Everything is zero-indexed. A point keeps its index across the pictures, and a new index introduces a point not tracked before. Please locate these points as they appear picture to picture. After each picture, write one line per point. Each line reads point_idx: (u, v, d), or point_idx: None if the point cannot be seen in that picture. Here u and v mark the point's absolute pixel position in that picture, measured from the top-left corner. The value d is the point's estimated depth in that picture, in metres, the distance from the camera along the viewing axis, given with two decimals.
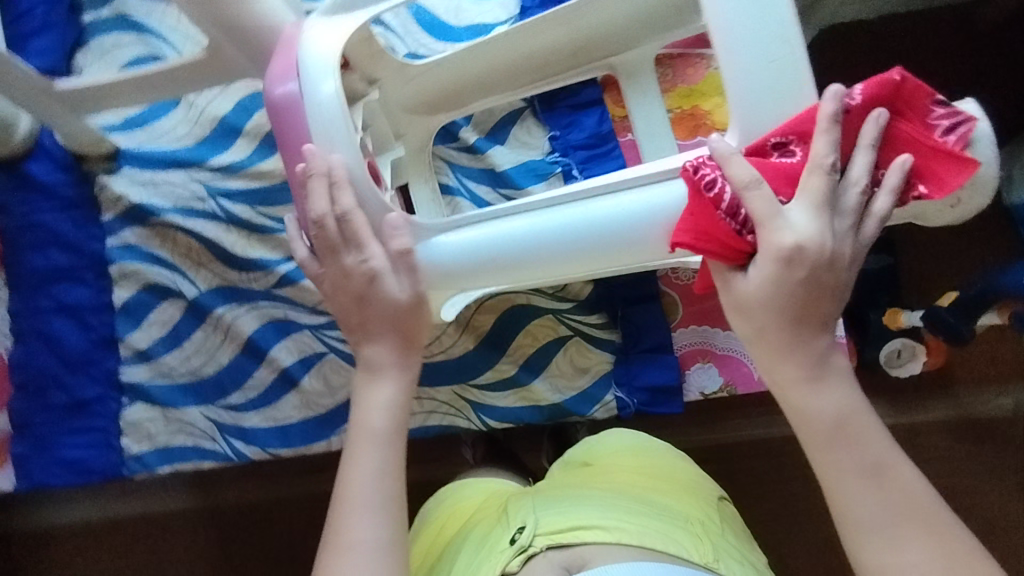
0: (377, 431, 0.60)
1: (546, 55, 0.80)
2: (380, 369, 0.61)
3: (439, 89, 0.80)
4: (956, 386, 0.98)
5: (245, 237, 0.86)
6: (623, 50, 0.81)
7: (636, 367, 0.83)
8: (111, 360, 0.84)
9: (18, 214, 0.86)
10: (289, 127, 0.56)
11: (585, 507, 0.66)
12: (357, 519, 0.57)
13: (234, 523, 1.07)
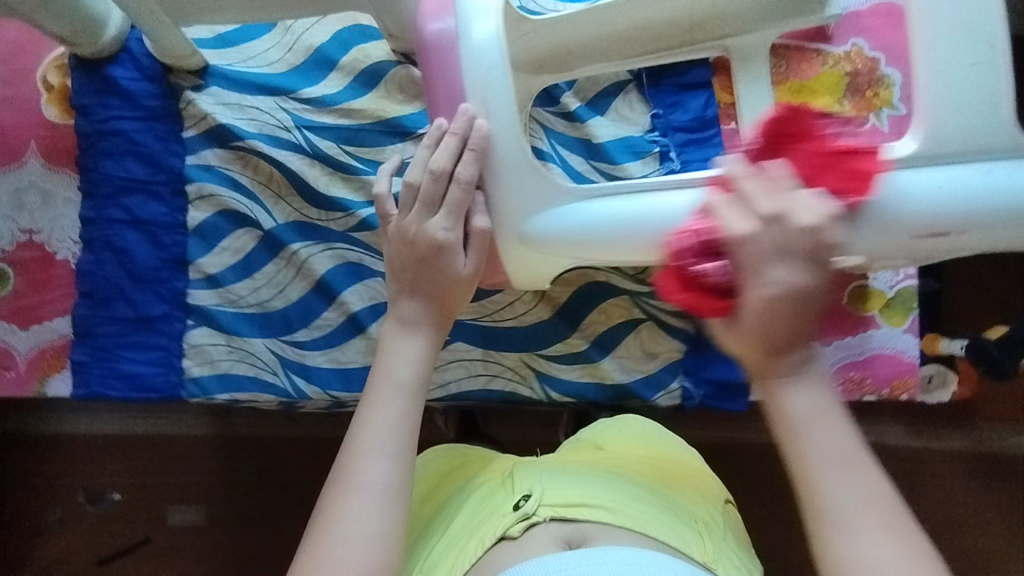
0: (404, 382, 0.60)
1: (662, 28, 0.77)
2: (409, 319, 0.61)
3: (552, 48, 0.75)
4: (977, 418, 0.98)
5: (328, 174, 0.83)
6: (740, 33, 0.78)
7: (705, 359, 0.82)
8: (179, 281, 0.83)
9: (97, 118, 0.83)
10: (437, 66, 0.57)
11: (594, 484, 0.66)
12: (370, 462, 0.56)
13: (244, 453, 1.09)
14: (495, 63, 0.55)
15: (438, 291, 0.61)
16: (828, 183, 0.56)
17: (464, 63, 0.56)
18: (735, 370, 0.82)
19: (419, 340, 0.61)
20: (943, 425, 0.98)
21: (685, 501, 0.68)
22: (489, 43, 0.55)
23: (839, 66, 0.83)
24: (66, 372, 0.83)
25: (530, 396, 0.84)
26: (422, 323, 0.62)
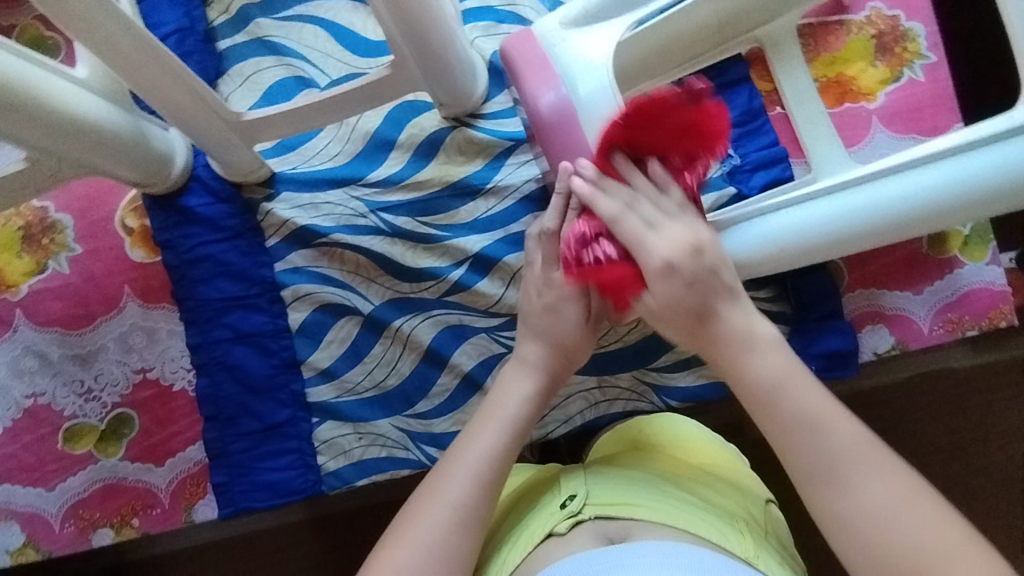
0: (512, 418, 0.66)
1: (696, 37, 0.81)
2: (524, 366, 0.68)
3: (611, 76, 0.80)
4: None
5: (411, 247, 0.87)
6: (769, 22, 0.82)
7: (810, 334, 0.85)
8: (296, 382, 0.86)
9: (182, 248, 0.86)
10: (556, 130, 0.63)
11: (633, 484, 0.66)
12: (458, 479, 0.62)
13: (340, 532, 1.09)
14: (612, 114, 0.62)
15: (560, 336, 0.67)
16: (952, 161, 0.60)
17: (585, 123, 0.62)
18: (841, 338, 0.85)
19: (530, 381, 0.68)
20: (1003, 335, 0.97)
21: (725, 502, 0.67)
22: (601, 98, 0.62)
23: (864, 32, 0.87)
24: (208, 496, 0.86)
25: (652, 410, 0.86)
26: (535, 369, 0.68)
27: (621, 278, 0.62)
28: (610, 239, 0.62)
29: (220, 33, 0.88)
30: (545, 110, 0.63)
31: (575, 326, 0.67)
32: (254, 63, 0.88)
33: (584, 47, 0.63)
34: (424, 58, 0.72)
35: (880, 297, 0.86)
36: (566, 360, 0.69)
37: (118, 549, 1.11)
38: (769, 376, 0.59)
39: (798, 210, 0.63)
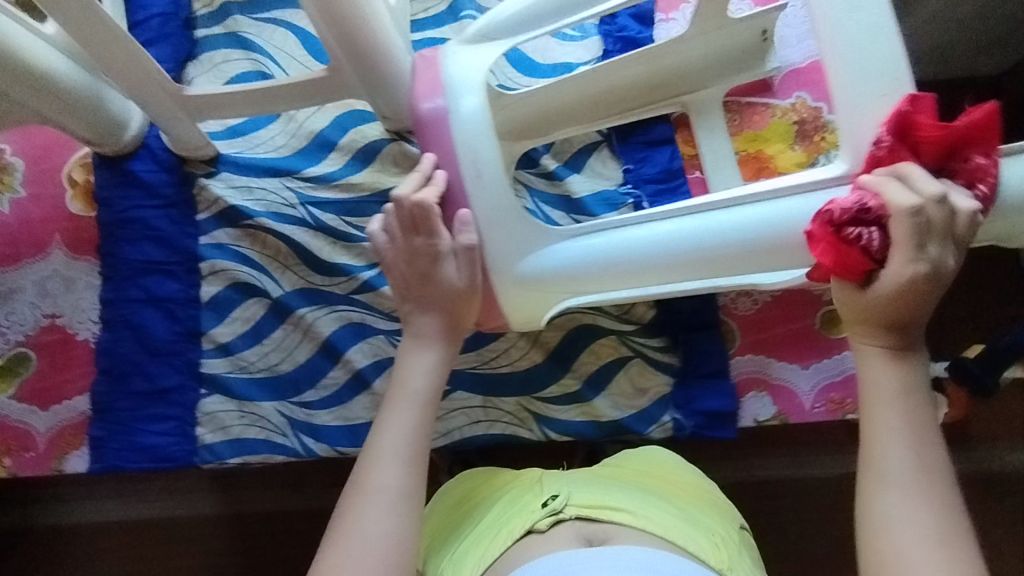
0: (417, 394, 0.66)
1: (625, 91, 0.87)
2: (428, 337, 0.68)
3: (528, 117, 0.86)
4: (971, 440, 1.10)
5: (330, 243, 0.90)
6: (696, 89, 0.88)
7: (694, 391, 0.87)
8: (193, 351, 0.88)
9: (118, 207, 0.91)
10: (432, 136, 0.65)
11: (613, 490, 0.71)
12: (386, 464, 0.61)
13: (255, 530, 1.10)
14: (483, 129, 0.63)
15: (443, 303, 0.67)
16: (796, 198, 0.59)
17: (455, 136, 0.63)
18: (722, 399, 0.87)
19: (432, 353, 0.67)
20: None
21: (704, 516, 0.72)
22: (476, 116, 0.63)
23: (787, 117, 0.92)
24: (83, 449, 0.87)
25: (531, 438, 0.88)
26: (438, 339, 0.68)
27: (853, 264, 0.55)
28: (885, 225, 0.53)
29: (200, 22, 0.96)
30: (424, 114, 0.64)
31: (448, 291, 0.67)
32: (224, 54, 0.95)
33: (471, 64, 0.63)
34: (359, 68, 0.77)
35: (768, 365, 0.88)
36: (456, 333, 0.69)
37: (26, 503, 1.11)
38: (896, 389, 0.56)
39: (595, 238, 0.66)
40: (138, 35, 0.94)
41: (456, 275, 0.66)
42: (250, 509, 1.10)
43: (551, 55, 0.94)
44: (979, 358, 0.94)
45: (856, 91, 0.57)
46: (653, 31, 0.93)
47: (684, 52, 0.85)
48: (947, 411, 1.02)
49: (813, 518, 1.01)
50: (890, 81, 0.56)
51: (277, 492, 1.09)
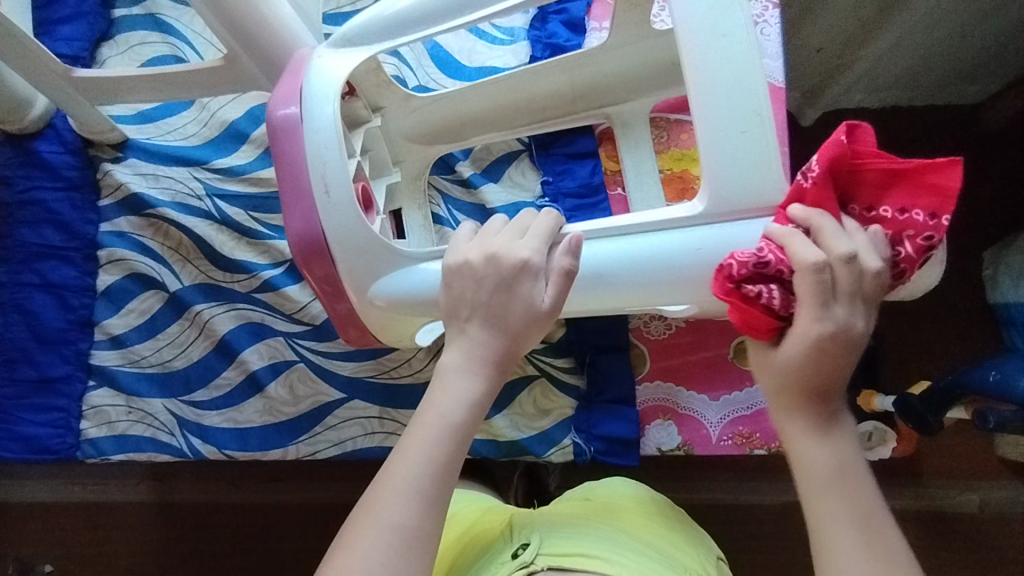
0: (454, 425, 0.55)
1: (544, 100, 0.84)
2: (466, 360, 0.57)
3: (441, 122, 0.84)
4: (924, 476, 1.03)
5: (234, 238, 0.87)
6: (619, 101, 0.84)
7: (598, 415, 0.84)
8: (84, 342, 0.86)
9: (19, 188, 0.88)
10: (285, 146, 0.61)
11: (585, 534, 0.62)
12: (393, 499, 0.52)
13: (184, 521, 1.07)
14: (335, 139, 0.59)
15: (512, 327, 0.56)
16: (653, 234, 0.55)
17: (307, 144, 0.59)
18: (625, 426, 0.83)
19: (474, 383, 0.56)
20: (893, 483, 1.03)
21: (676, 552, 0.64)
22: (330, 125, 0.59)
23: None
24: None
25: None
26: (477, 366, 0.56)
27: (760, 327, 0.50)
28: (784, 282, 0.48)
29: (120, 2, 0.93)
30: (276, 120, 0.60)
31: (527, 310, 0.55)
32: (140, 36, 0.92)
33: (330, 72, 0.61)
34: (255, 55, 0.72)
35: (676, 394, 0.85)
36: (512, 362, 0.58)
37: None
38: (833, 464, 0.50)
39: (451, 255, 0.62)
40: (51, 10, 0.91)
41: (539, 295, 0.55)
42: (179, 500, 1.07)
43: (478, 59, 0.91)
44: (923, 396, 0.91)
45: (720, 99, 0.52)
46: (585, 38, 0.87)
47: (608, 63, 0.81)
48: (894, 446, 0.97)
49: (750, 548, 0.97)
50: (753, 118, 0.52)
51: (206, 485, 1.07)
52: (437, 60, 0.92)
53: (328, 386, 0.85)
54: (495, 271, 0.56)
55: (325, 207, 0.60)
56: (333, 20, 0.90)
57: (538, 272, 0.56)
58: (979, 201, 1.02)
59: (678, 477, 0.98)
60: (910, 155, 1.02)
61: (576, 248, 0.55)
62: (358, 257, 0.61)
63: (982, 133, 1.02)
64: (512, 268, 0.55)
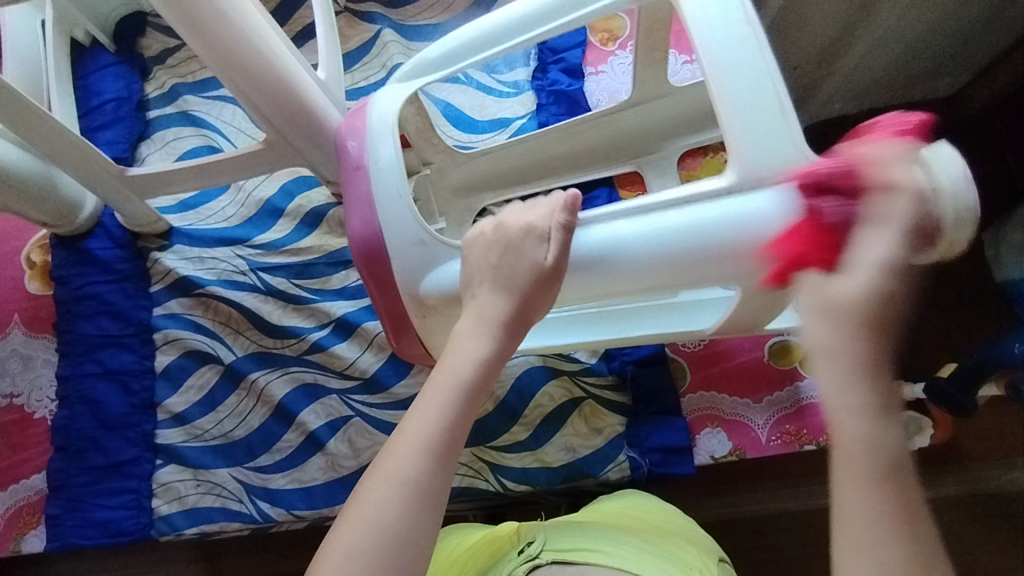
0: (466, 384, 0.51)
1: (586, 152, 0.92)
2: (476, 323, 0.55)
3: (485, 175, 0.91)
4: (966, 457, 1.04)
5: (281, 306, 0.92)
6: (647, 152, 0.93)
7: (647, 430, 0.87)
8: (148, 423, 0.89)
9: (74, 285, 0.94)
10: (354, 180, 0.68)
11: (591, 532, 0.65)
12: (406, 452, 0.47)
13: None
14: (397, 170, 0.66)
15: (520, 286, 0.55)
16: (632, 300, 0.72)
17: (376, 186, 0.66)
18: (676, 435, 0.87)
19: (484, 342, 0.53)
20: (940, 467, 1.04)
21: (679, 550, 0.65)
22: (392, 161, 0.66)
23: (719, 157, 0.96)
24: (40, 528, 0.87)
25: (487, 489, 0.88)
26: (487, 328, 0.54)
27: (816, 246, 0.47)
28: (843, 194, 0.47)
29: (153, 104, 1.02)
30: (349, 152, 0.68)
31: (531, 269, 0.55)
32: (176, 131, 1.00)
33: (386, 106, 0.68)
34: (297, 135, 0.79)
35: (719, 400, 0.88)
36: (522, 322, 0.55)
37: None
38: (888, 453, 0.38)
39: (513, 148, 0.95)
40: (92, 118, 0.99)
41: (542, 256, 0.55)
42: None
43: (489, 112, 0.99)
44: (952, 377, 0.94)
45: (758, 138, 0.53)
46: (584, 82, 0.98)
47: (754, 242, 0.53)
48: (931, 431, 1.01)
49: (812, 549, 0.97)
50: None
51: (266, 556, 1.00)
52: (451, 118, 1.00)
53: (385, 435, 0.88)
54: (501, 239, 0.57)
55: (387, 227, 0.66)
56: (353, 95, 1.00)
57: (543, 235, 0.55)
58: None
59: (732, 485, 0.98)
60: None
61: (573, 206, 0.54)
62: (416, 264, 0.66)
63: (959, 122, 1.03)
64: (521, 235, 0.56)
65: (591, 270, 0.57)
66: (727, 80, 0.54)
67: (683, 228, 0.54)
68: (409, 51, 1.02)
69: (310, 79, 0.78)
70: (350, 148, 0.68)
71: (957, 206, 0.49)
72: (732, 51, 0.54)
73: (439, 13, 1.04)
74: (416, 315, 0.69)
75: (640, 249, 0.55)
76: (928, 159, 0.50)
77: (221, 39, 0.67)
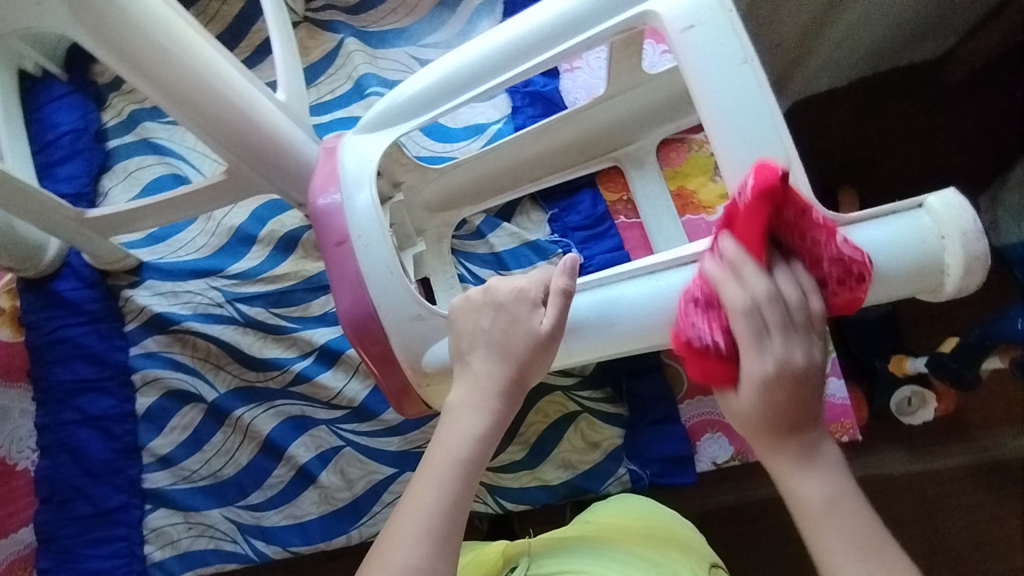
0: (462, 465, 0.52)
1: (559, 152, 0.89)
2: (471, 396, 0.55)
3: (457, 189, 0.88)
4: (970, 429, 1.02)
5: (261, 338, 0.89)
6: (624, 143, 0.90)
7: (646, 440, 0.85)
8: (134, 467, 0.87)
9: (45, 329, 0.90)
10: (329, 232, 0.64)
11: (574, 552, 0.61)
12: (405, 540, 0.49)
13: None
14: (376, 226, 0.63)
15: (516, 362, 0.55)
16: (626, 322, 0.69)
17: (356, 243, 0.63)
18: (677, 443, 0.84)
19: (482, 418, 0.54)
20: (943, 443, 1.02)
21: (668, 560, 0.61)
22: (368, 211, 0.63)
23: (704, 149, 0.91)
24: None
25: (486, 511, 0.86)
26: (484, 400, 0.55)
27: (716, 372, 0.49)
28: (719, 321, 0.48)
29: (112, 133, 0.97)
30: (319, 209, 0.64)
31: (529, 337, 0.54)
32: (137, 160, 0.96)
33: (361, 158, 0.65)
34: (256, 164, 0.75)
35: (719, 405, 0.86)
36: (521, 389, 0.56)
37: None
38: (802, 369, 0.46)
39: None
40: (48, 153, 0.95)
41: (538, 321, 0.54)
42: None
43: (462, 119, 0.95)
44: (954, 353, 0.91)
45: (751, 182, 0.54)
46: (558, 81, 0.94)
47: None
48: (936, 406, 0.96)
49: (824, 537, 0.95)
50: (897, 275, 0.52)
51: None
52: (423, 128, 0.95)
53: (378, 463, 0.86)
54: (492, 304, 0.57)
55: (371, 284, 0.63)
56: (320, 110, 0.96)
57: (536, 299, 0.55)
58: (982, 152, 0.99)
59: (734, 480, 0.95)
60: (893, 117, 0.98)
61: (572, 270, 0.54)
62: (407, 330, 0.63)
63: (946, 86, 0.98)
64: (512, 302, 0.56)
65: (597, 330, 0.60)
66: (733, 132, 0.53)
67: (682, 291, 0.57)
68: (374, 59, 0.98)
69: (268, 104, 0.74)
70: (327, 220, 0.64)
71: (960, 256, 0.51)
72: (735, 99, 0.53)
73: (403, 17, 1.00)
74: (416, 384, 0.66)
75: (643, 308, 0.58)
76: (922, 211, 0.52)
77: (163, 72, 0.63)
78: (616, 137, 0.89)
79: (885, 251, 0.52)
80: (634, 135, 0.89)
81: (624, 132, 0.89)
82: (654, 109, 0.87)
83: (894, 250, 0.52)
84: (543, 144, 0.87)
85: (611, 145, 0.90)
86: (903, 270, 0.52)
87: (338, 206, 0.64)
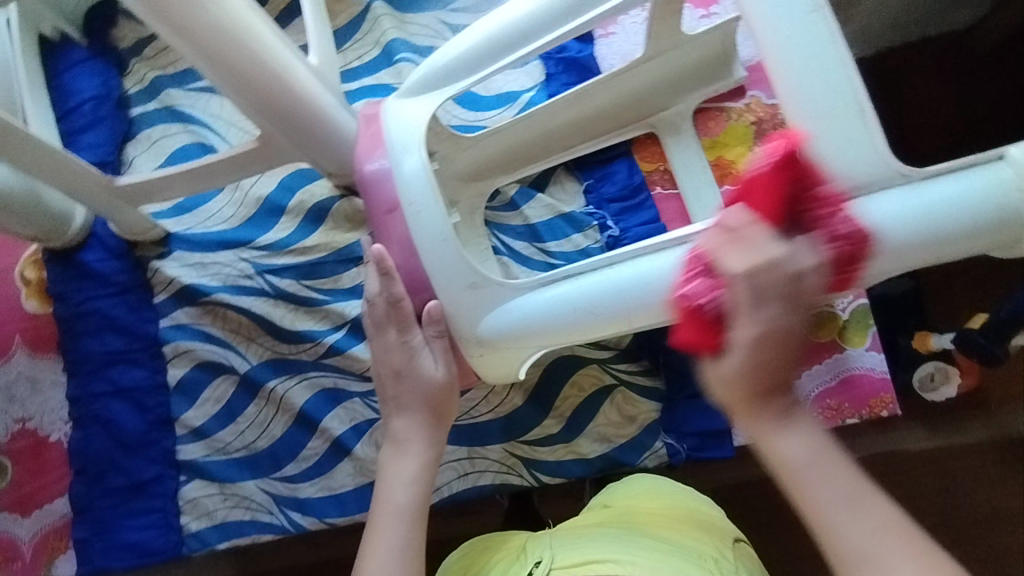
0: (405, 507, 0.59)
1: (596, 116, 0.87)
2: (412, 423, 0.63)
3: (492, 158, 0.85)
4: (993, 406, 0.99)
5: (292, 310, 0.88)
6: (663, 108, 0.87)
7: (683, 414, 0.84)
8: (168, 439, 0.87)
9: (73, 301, 0.89)
10: (378, 198, 0.63)
11: (600, 543, 0.57)
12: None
13: None
14: (425, 190, 0.61)
15: None
16: None
17: (407, 208, 0.61)
18: (714, 417, 0.84)
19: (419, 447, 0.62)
20: (965, 420, 0.99)
21: (694, 542, 0.60)
22: (418, 175, 0.61)
23: (744, 118, 0.88)
24: (70, 551, 0.86)
25: (521, 484, 0.86)
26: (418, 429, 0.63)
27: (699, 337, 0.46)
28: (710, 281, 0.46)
29: (134, 100, 0.95)
30: (368, 174, 0.63)
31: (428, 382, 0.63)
32: (162, 129, 0.93)
33: (407, 120, 0.63)
34: (291, 131, 0.73)
35: None
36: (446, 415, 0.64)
37: None
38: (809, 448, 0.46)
39: None
40: (71, 121, 0.93)
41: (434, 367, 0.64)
42: None
43: (494, 86, 0.93)
44: (981, 329, 0.86)
45: (827, 136, 0.51)
46: (594, 46, 0.91)
47: None
48: (959, 381, 0.93)
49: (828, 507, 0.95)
50: (973, 229, 0.51)
51: None
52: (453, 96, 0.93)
53: None
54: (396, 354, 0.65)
55: (422, 250, 0.61)
56: (348, 77, 0.93)
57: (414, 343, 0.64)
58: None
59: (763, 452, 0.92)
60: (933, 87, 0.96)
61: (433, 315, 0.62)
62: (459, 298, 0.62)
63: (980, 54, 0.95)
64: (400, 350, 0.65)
65: (656, 294, 0.57)
66: (803, 84, 0.51)
67: None
68: (403, 23, 0.94)
69: (302, 66, 0.71)
70: (377, 186, 0.63)
71: None
72: (804, 52, 0.51)
73: None
74: (461, 351, 0.65)
75: None
76: (1002, 162, 0.51)
77: (199, 30, 0.61)
78: (655, 102, 0.87)
79: (960, 207, 0.51)
80: (671, 100, 0.86)
81: (662, 97, 0.86)
82: (692, 73, 0.85)
83: (973, 204, 0.51)
84: (579, 108, 0.85)
85: (650, 108, 0.87)
86: (973, 225, 0.51)
87: (386, 171, 0.62)
